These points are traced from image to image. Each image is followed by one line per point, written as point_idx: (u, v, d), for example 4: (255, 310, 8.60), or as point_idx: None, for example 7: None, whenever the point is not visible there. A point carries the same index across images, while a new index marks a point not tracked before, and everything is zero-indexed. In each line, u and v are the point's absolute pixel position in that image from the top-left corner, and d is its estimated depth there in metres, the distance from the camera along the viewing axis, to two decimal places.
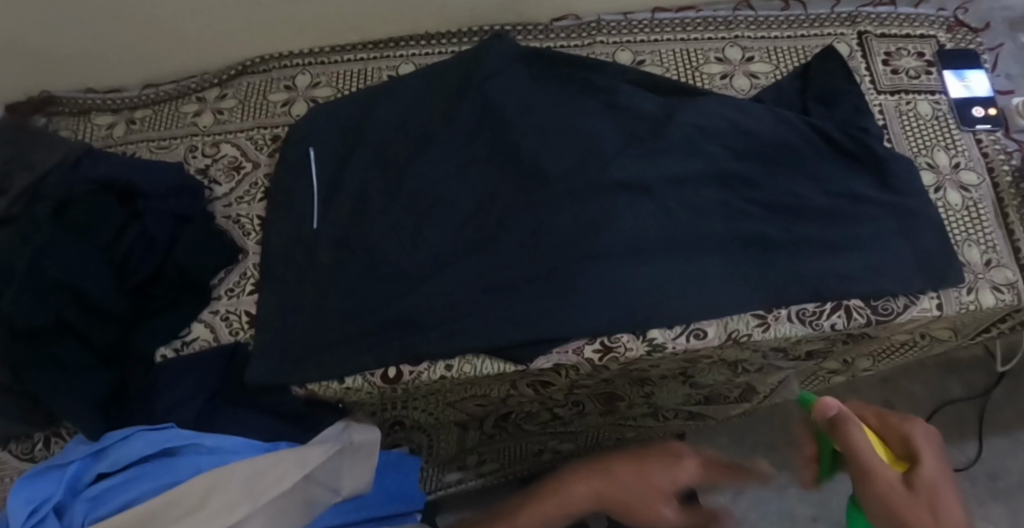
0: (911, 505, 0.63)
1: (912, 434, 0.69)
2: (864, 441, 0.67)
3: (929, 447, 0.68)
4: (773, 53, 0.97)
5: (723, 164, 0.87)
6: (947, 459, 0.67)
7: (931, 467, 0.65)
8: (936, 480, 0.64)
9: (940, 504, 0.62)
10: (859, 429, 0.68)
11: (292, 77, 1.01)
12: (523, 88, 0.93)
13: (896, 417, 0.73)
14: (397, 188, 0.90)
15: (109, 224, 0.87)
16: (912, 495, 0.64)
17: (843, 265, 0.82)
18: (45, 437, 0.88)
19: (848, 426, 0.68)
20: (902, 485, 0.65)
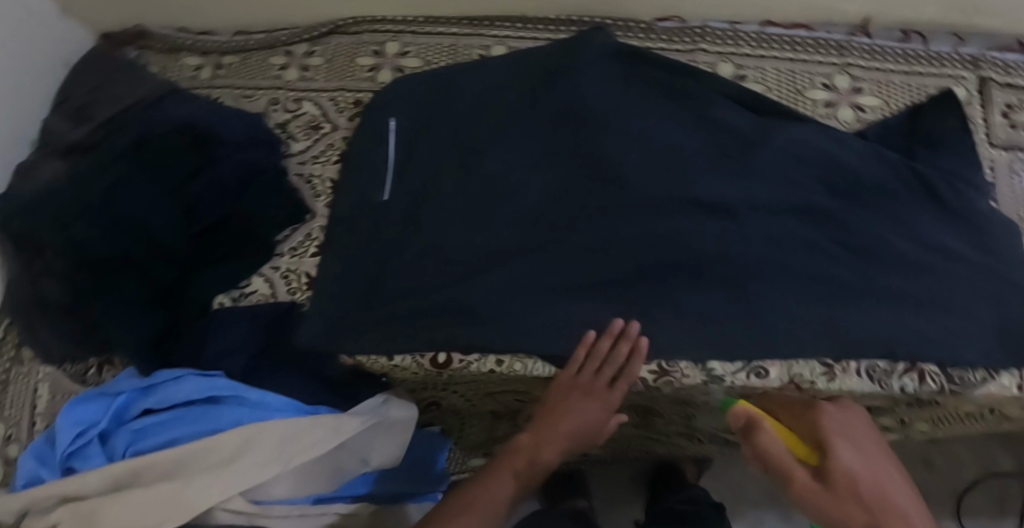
0: (835, 505, 0.64)
1: (821, 428, 0.72)
2: (779, 447, 0.68)
3: (837, 439, 0.70)
4: (884, 87, 0.91)
5: (811, 197, 0.83)
6: (855, 451, 0.69)
7: (846, 460, 0.67)
8: (855, 474, 0.66)
9: (862, 500, 0.64)
10: (770, 434, 0.69)
11: (382, 42, 0.99)
12: (614, 88, 0.90)
13: (801, 410, 0.76)
14: (471, 173, 0.88)
15: (183, 168, 0.89)
16: (835, 493, 0.65)
17: (924, 326, 0.78)
18: (98, 363, 0.89)
19: (758, 432, 0.69)
20: (820, 482, 0.66)
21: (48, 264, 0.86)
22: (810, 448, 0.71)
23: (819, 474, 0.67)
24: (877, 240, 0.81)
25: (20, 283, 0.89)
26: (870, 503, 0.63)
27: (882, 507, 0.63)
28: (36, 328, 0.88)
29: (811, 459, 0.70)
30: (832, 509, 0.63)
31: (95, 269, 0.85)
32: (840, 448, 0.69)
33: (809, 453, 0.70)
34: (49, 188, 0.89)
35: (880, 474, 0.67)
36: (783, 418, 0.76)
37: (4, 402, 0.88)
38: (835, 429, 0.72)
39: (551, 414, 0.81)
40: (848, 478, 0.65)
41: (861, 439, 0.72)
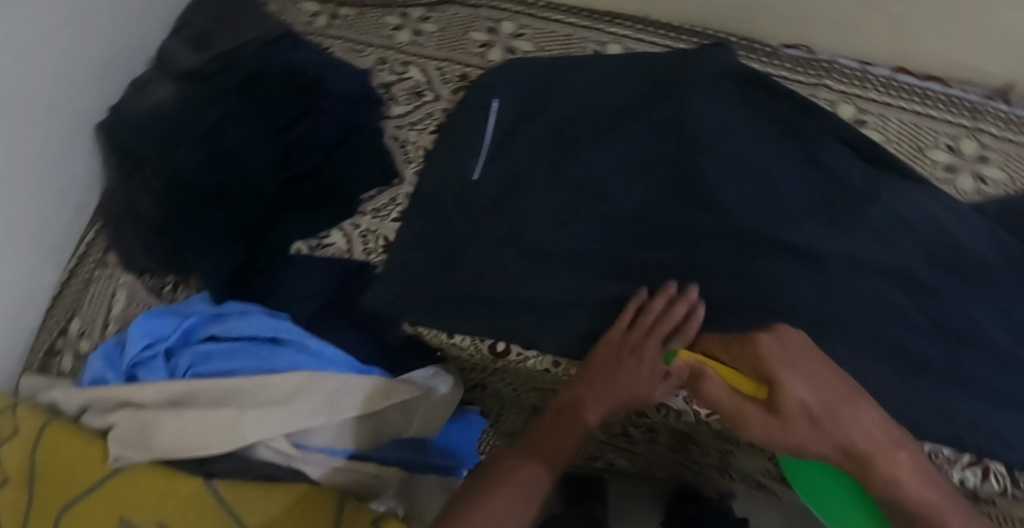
0: (785, 430, 0.67)
1: (765, 366, 0.69)
2: (722, 392, 0.69)
3: (782, 365, 0.68)
4: (1014, 160, 0.85)
5: (909, 264, 0.79)
6: (800, 371, 0.68)
7: (794, 391, 0.67)
8: (803, 403, 0.67)
9: (817, 424, 0.67)
10: (712, 382, 0.70)
11: (498, 20, 0.98)
12: (724, 109, 0.87)
13: (737, 342, 0.72)
14: (564, 170, 0.88)
15: (286, 114, 0.92)
16: (786, 425, 0.67)
17: (1002, 424, 0.73)
18: (174, 281, 0.93)
19: (703, 381, 0.70)
20: (769, 414, 0.68)
21: (146, 179, 0.90)
22: (757, 379, 0.70)
23: (768, 408, 0.68)
24: (971, 323, 0.77)
25: (117, 192, 0.93)
26: (829, 430, 0.66)
27: (843, 430, 0.66)
28: (123, 238, 0.92)
29: (760, 390, 0.69)
30: (790, 440, 0.67)
31: (188, 195, 0.88)
32: (787, 380, 0.68)
33: (757, 384, 0.70)
34: (160, 108, 0.93)
35: (838, 394, 0.68)
36: (720, 349, 0.73)
37: (85, 300, 0.94)
38: (778, 354, 0.69)
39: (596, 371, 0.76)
40: (797, 410, 0.67)
41: (811, 358, 0.70)
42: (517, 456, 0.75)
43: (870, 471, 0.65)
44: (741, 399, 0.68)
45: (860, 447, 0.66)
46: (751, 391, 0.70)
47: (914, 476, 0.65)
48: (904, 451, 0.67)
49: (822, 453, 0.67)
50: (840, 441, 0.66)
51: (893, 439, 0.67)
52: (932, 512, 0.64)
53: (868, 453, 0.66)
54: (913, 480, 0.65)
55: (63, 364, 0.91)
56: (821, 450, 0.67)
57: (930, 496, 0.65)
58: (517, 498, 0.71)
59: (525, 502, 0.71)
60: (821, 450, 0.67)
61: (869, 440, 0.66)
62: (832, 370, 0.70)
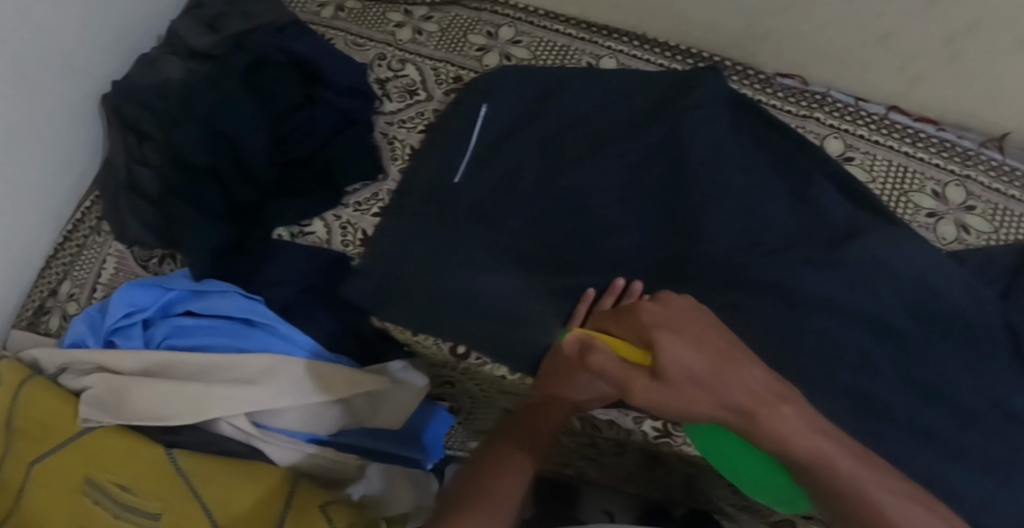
0: (678, 399, 0.60)
1: (646, 329, 0.62)
2: (611, 364, 0.63)
3: (664, 325, 0.62)
4: (1000, 212, 0.84)
5: (882, 311, 0.78)
6: (686, 328, 0.62)
7: (677, 352, 0.60)
8: (687, 365, 0.59)
9: (705, 383, 0.59)
10: (596, 354, 0.64)
11: (497, 25, 0.99)
12: (716, 134, 0.86)
13: (626, 313, 0.66)
14: (548, 181, 0.88)
15: (285, 102, 0.94)
16: (673, 390, 0.60)
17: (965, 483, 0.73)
18: (162, 253, 0.96)
19: (592, 353, 0.64)
20: (655, 380, 0.60)
21: (145, 155, 0.94)
22: (643, 344, 0.63)
23: (652, 375, 0.61)
24: (936, 377, 0.77)
25: (117, 164, 0.96)
26: (711, 389, 0.59)
27: (727, 389, 0.59)
28: (117, 208, 0.95)
29: (647, 357, 0.63)
30: (680, 406, 0.60)
31: (183, 173, 0.90)
32: (665, 338, 0.61)
33: (644, 350, 0.63)
34: (164, 87, 0.96)
35: (719, 352, 0.61)
36: (614, 324, 0.68)
37: (78, 264, 0.97)
38: (666, 314, 0.64)
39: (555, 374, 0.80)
40: (683, 375, 0.59)
41: (696, 319, 0.64)
42: (494, 462, 0.78)
43: (756, 424, 0.59)
44: (624, 367, 0.62)
45: (745, 406, 0.59)
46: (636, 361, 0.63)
47: (803, 429, 0.59)
48: (789, 404, 0.60)
49: (710, 413, 0.60)
50: (721, 398, 0.59)
51: (775, 390, 0.60)
52: (843, 480, 0.58)
53: (752, 408, 0.59)
54: (808, 436, 0.59)
55: (52, 323, 0.96)
56: (708, 411, 0.60)
57: (829, 454, 0.59)
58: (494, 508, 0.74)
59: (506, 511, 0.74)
60: (707, 411, 0.60)
61: (749, 393, 0.59)
62: (717, 324, 0.64)
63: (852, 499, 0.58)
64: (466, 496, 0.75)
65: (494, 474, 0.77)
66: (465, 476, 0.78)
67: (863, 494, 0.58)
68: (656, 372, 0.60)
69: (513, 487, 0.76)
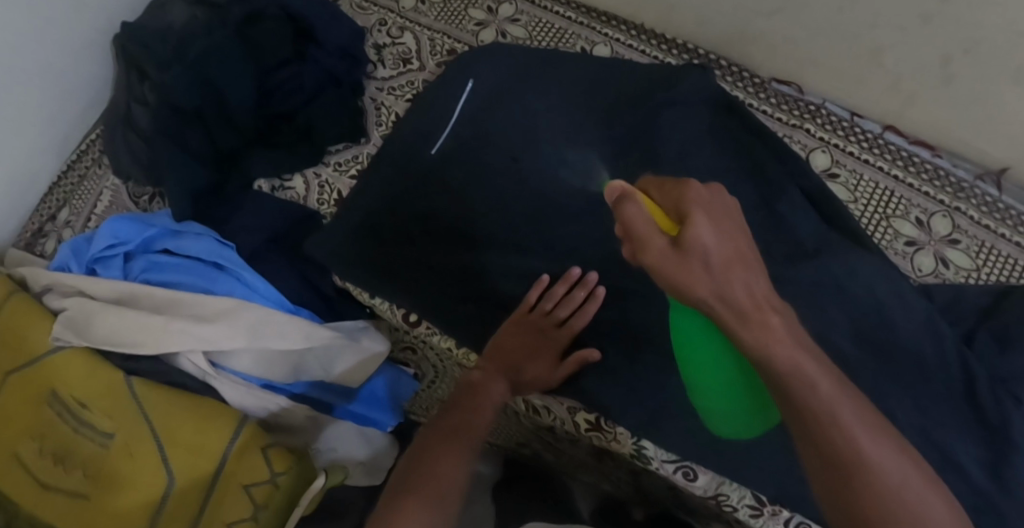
0: (683, 274, 0.51)
1: (688, 205, 0.53)
2: (636, 220, 0.53)
3: (705, 207, 0.53)
4: (985, 249, 0.80)
5: (833, 338, 0.75)
6: (722, 223, 0.53)
7: (705, 235, 0.51)
8: (708, 244, 0.51)
9: (712, 270, 0.51)
10: (633, 206, 0.54)
11: (498, 1, 0.98)
12: (694, 135, 0.84)
13: (673, 182, 0.55)
14: (518, 162, 0.87)
15: (276, 55, 0.95)
16: (685, 263, 0.51)
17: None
18: (153, 193, 1.00)
19: (627, 203, 0.54)
20: (671, 250, 0.52)
21: (143, 93, 0.97)
22: (677, 217, 0.54)
23: (673, 244, 0.52)
24: (877, 407, 0.73)
25: (119, 101, 1.00)
26: (718, 276, 0.51)
27: (729, 283, 0.51)
28: (117, 142, 1.00)
29: (675, 231, 0.54)
30: (681, 282, 0.52)
31: (174, 119, 0.93)
32: (701, 219, 0.52)
33: (676, 222, 0.54)
34: (167, 30, 0.98)
35: (740, 251, 0.53)
36: (655, 186, 0.57)
37: (77, 193, 1.03)
38: (711, 205, 0.54)
39: (503, 358, 0.78)
40: (703, 253, 0.51)
41: (733, 222, 0.54)
42: (439, 445, 0.72)
43: (747, 325, 0.52)
44: (649, 227, 0.53)
45: (744, 307, 0.52)
46: (663, 228, 0.54)
47: (794, 343, 0.53)
48: (779, 317, 0.53)
49: (701, 299, 0.52)
50: (723, 291, 0.51)
51: (769, 301, 0.53)
52: (821, 399, 0.51)
53: (750, 311, 0.52)
54: (793, 350, 0.52)
55: (48, 246, 1.02)
56: (701, 295, 0.52)
57: (811, 370, 0.52)
58: (436, 495, 0.67)
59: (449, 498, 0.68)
60: (700, 295, 0.52)
61: (747, 295, 0.52)
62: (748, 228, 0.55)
63: (826, 423, 0.51)
64: (413, 476, 0.69)
65: (440, 457, 0.71)
66: (409, 462, 0.71)
67: (838, 418, 0.51)
68: (677, 241, 0.51)
69: (456, 472, 0.70)
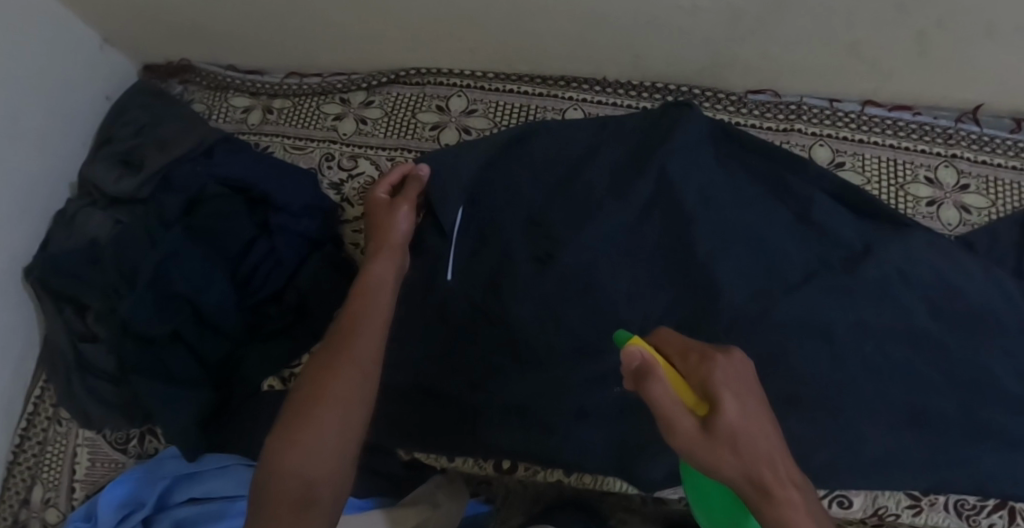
0: (710, 456, 0.49)
1: (712, 383, 0.50)
2: (666, 403, 0.49)
3: (731, 385, 0.51)
4: (993, 184, 0.84)
5: (917, 321, 0.77)
6: (748, 398, 0.51)
7: (734, 417, 0.49)
8: (736, 424, 0.49)
9: (742, 454, 0.49)
10: (662, 386, 0.50)
11: (446, 96, 0.91)
12: (707, 171, 0.83)
13: (697, 354, 0.52)
14: (549, 259, 0.80)
15: (238, 238, 0.83)
16: (713, 445, 0.49)
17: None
18: (140, 433, 0.85)
19: (650, 377, 0.50)
20: (700, 432, 0.49)
21: (95, 327, 0.83)
22: (700, 392, 0.51)
23: (701, 427, 0.49)
24: (978, 369, 0.76)
25: (66, 346, 0.85)
26: (744, 455, 0.49)
27: (757, 464, 0.49)
28: (78, 392, 0.84)
29: (700, 407, 0.51)
30: (707, 463, 0.49)
31: (146, 348, 0.79)
32: (730, 401, 0.49)
33: (700, 398, 0.51)
34: (96, 249, 0.84)
35: (762, 427, 0.50)
36: (678, 354, 0.54)
37: (42, 464, 0.87)
38: (738, 380, 0.51)
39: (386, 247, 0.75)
40: (730, 433, 0.49)
41: (759, 400, 0.52)
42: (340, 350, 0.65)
43: (770, 502, 0.48)
44: (675, 405, 0.49)
45: (766, 488, 0.49)
46: (688, 404, 0.51)
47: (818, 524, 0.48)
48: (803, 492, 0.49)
49: (727, 477, 0.49)
50: (750, 473, 0.49)
51: (792, 474, 0.50)
52: None
53: (772, 490, 0.48)
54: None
55: None
56: (728, 475, 0.49)
57: None
58: (343, 404, 0.61)
59: (355, 408, 0.62)
60: (729, 476, 0.49)
61: (774, 470, 0.49)
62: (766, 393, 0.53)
63: None
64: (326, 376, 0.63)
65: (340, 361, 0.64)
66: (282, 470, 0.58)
67: None
68: (706, 425, 0.49)
69: (360, 384, 0.63)
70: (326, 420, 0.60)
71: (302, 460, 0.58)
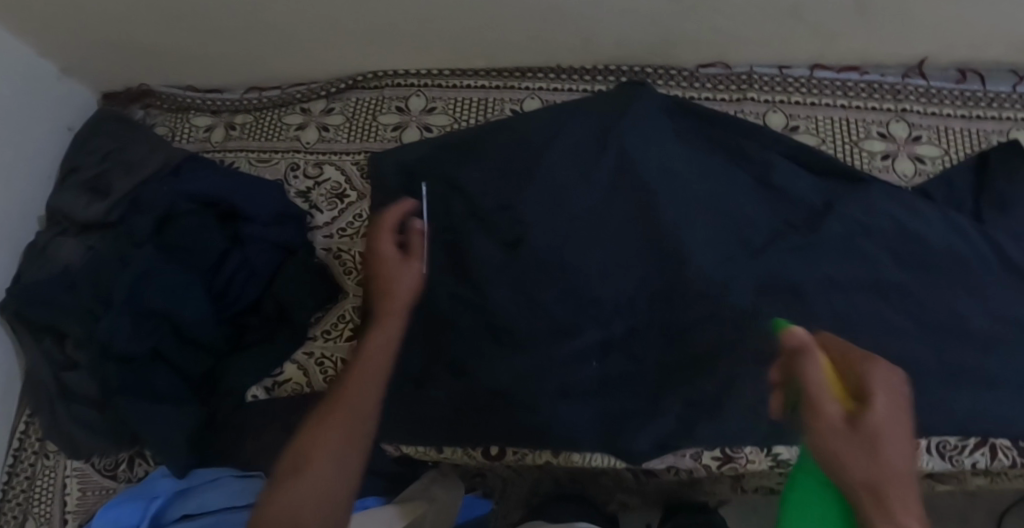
0: (844, 444, 0.50)
1: (867, 380, 0.53)
2: (818, 380, 0.52)
3: (888, 393, 0.53)
4: (943, 134, 0.87)
5: (883, 270, 0.79)
6: (903, 412, 0.52)
7: (882, 417, 0.51)
8: (882, 420, 0.51)
9: (877, 452, 0.50)
10: (820, 366, 0.53)
11: (405, 97, 0.92)
12: (666, 147, 0.85)
13: (859, 356, 0.55)
14: (519, 244, 0.82)
15: (211, 252, 0.84)
16: (853, 433, 0.50)
17: (1010, 408, 0.76)
18: (129, 457, 0.85)
19: (807, 358, 0.53)
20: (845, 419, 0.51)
21: (74, 353, 0.84)
22: (853, 391, 0.53)
23: (849, 415, 0.51)
24: (946, 313, 0.78)
25: (48, 375, 0.85)
26: (877, 451, 0.50)
27: (888, 465, 0.50)
28: (64, 420, 0.85)
29: (848, 404, 0.53)
30: (837, 451, 0.51)
31: (128, 369, 0.80)
32: (881, 401, 0.52)
33: (851, 396, 0.53)
34: (70, 276, 0.84)
35: (904, 439, 0.51)
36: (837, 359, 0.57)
37: (31, 499, 0.86)
38: (896, 391, 0.53)
39: (392, 299, 0.68)
40: (874, 425, 0.50)
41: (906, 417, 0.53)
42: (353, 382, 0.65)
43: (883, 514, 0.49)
44: (825, 386, 0.52)
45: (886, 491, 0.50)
46: (837, 396, 0.53)
47: None
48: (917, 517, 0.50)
49: (849, 474, 0.50)
50: (878, 473, 0.50)
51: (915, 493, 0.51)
52: None
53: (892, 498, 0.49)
54: None
55: None
56: (852, 471, 0.50)
57: None
58: (342, 445, 0.62)
59: (354, 448, 0.62)
60: (853, 471, 0.50)
61: (899, 486, 0.50)
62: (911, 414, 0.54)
63: None
64: (333, 411, 0.63)
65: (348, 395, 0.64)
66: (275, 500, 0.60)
67: None
68: (854, 414, 0.51)
69: (361, 423, 0.63)
70: (324, 463, 0.61)
71: (294, 498, 0.59)
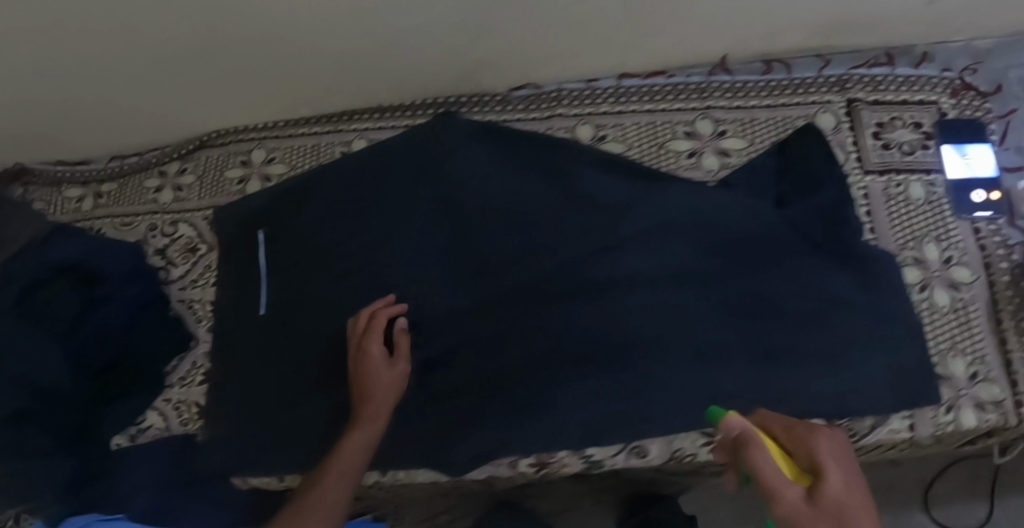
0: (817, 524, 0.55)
1: (816, 454, 0.59)
2: (772, 470, 0.57)
3: (835, 459, 0.59)
4: (747, 126, 0.89)
5: (685, 264, 0.82)
6: (850, 475, 0.59)
7: (837, 490, 0.57)
8: (840, 493, 0.57)
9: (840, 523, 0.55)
10: (767, 454, 0.58)
11: (247, 151, 0.99)
12: (478, 170, 0.88)
13: (804, 427, 0.62)
14: (346, 277, 0.88)
15: (67, 314, 0.88)
16: (816, 513, 0.55)
17: (819, 384, 0.78)
18: (13, 516, 0.91)
19: (756, 448, 0.58)
20: (805, 500, 0.56)
21: None
22: (806, 467, 0.60)
23: (807, 496, 0.57)
24: (752, 296, 0.81)
25: None
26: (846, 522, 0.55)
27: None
28: None
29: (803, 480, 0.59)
30: None
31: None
32: (832, 474, 0.58)
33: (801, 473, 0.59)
34: None
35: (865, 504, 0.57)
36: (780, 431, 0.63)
37: None
38: (838, 455, 0.60)
39: (372, 398, 0.80)
40: (835, 499, 0.56)
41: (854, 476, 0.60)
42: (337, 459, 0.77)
43: None
44: (779, 475, 0.57)
45: None
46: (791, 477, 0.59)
47: None
48: None
49: None
50: None
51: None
52: None
53: None
54: None
55: None
56: None
57: None
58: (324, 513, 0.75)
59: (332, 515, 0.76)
60: None
61: None
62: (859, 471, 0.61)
63: None
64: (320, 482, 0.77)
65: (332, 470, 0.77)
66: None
67: None
68: (816, 495, 0.56)
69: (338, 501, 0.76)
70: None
71: None
